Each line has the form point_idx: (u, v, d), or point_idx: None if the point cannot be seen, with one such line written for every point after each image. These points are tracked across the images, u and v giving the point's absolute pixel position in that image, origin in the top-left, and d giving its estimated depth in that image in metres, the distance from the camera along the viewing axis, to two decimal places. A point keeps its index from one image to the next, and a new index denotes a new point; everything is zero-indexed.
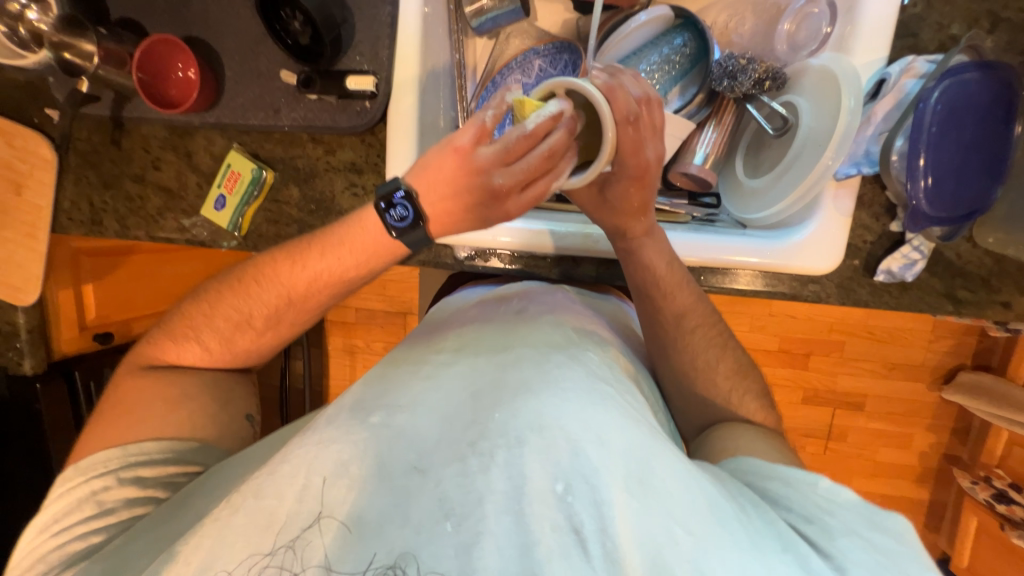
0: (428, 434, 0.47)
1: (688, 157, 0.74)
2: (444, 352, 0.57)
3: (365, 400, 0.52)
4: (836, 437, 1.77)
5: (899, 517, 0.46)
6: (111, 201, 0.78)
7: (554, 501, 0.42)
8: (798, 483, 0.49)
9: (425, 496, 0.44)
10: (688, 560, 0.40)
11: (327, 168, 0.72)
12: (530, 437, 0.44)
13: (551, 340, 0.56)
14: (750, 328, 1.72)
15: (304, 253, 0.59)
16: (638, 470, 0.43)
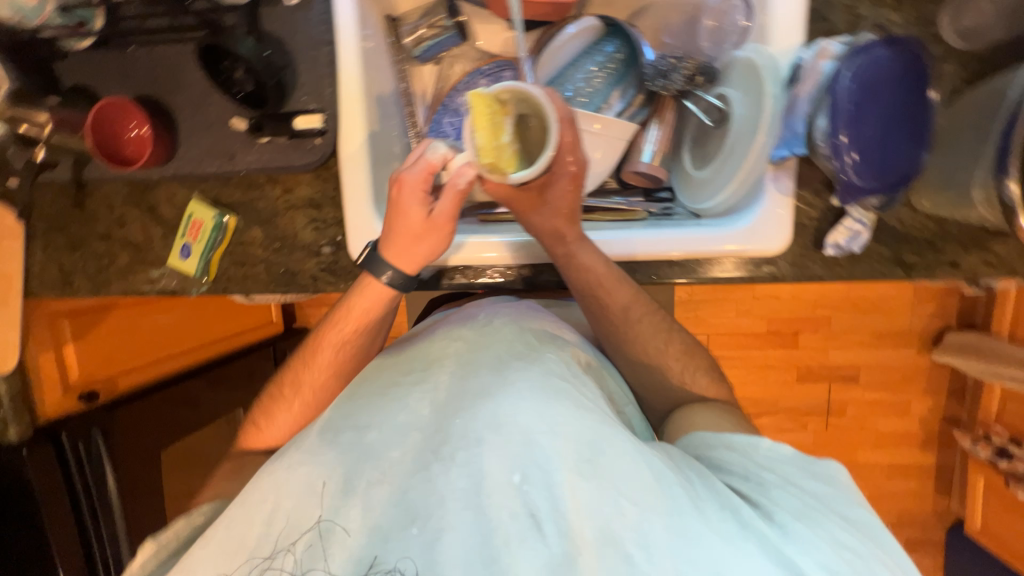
0: (389, 445, 0.48)
1: (636, 156, 0.78)
2: (411, 363, 0.56)
3: (331, 419, 0.53)
4: (836, 412, 1.77)
5: (832, 464, 0.50)
6: (80, 261, 0.79)
7: (510, 492, 0.44)
8: (742, 447, 0.52)
9: (392, 506, 0.45)
10: (637, 529, 0.41)
11: (288, 206, 0.74)
12: (487, 436, 0.46)
13: (514, 346, 0.56)
14: (737, 313, 1.74)
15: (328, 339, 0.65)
16: (588, 451, 0.44)
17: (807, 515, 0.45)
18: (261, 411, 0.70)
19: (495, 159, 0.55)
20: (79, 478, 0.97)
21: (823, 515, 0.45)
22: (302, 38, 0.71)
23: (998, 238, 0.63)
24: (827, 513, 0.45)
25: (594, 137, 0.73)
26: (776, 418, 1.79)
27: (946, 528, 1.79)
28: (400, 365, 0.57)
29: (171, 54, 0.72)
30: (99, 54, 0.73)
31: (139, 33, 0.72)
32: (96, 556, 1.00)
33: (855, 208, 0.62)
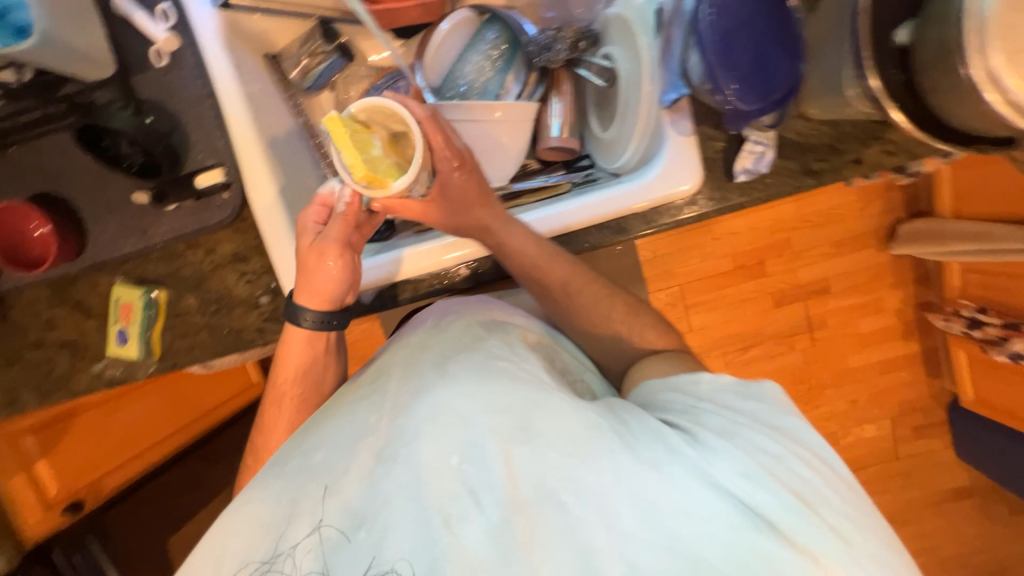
0: (333, 458, 0.50)
1: (545, 133, 0.78)
2: (359, 382, 0.58)
3: (284, 450, 0.54)
4: (818, 326, 1.82)
5: (765, 386, 0.54)
6: (19, 375, 0.77)
7: (449, 474, 0.46)
8: (685, 386, 0.56)
9: (338, 516, 0.46)
10: (569, 479, 0.44)
11: (215, 266, 0.73)
12: (423, 427, 0.48)
13: (455, 338, 0.58)
14: (702, 257, 1.77)
15: (289, 400, 0.67)
16: (520, 420, 0.47)
17: (737, 433, 0.49)
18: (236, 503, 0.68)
19: (371, 172, 0.55)
20: None
21: (752, 431, 0.49)
22: (182, 98, 0.70)
23: (889, 127, 0.66)
24: (753, 428, 0.49)
25: (497, 124, 0.74)
26: (764, 347, 1.83)
27: (947, 407, 1.85)
28: (350, 388, 0.59)
29: (54, 145, 0.71)
30: None
31: (15, 132, 0.70)
32: None
33: (750, 130, 0.63)
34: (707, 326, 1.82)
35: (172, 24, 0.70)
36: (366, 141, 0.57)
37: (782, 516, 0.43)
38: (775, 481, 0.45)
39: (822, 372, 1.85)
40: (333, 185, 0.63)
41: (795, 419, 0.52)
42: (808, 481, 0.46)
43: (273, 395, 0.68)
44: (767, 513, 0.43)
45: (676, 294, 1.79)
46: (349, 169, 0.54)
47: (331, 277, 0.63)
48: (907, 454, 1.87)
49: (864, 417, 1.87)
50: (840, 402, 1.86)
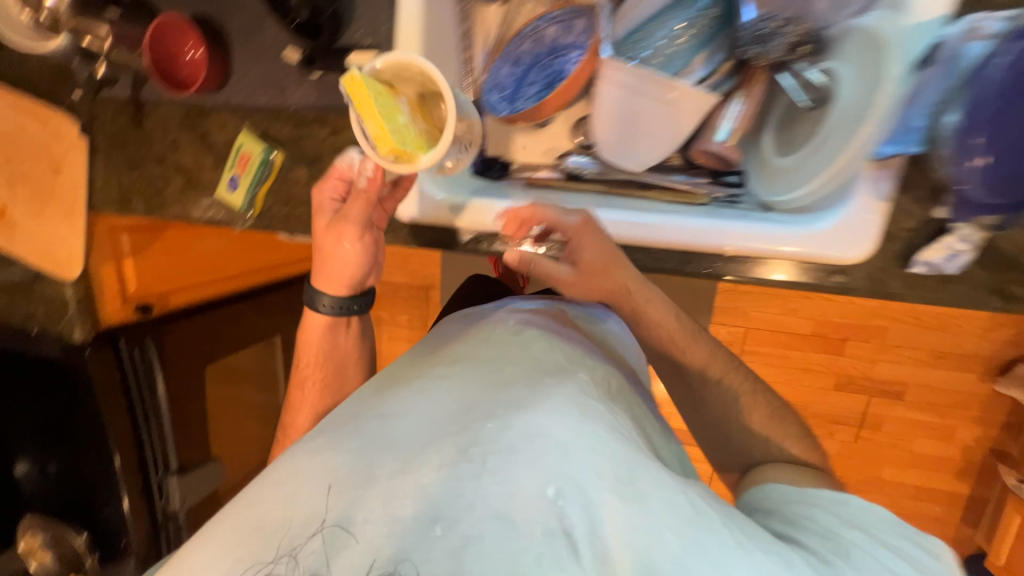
0: (411, 439, 0.49)
1: (710, 133, 0.70)
2: (433, 365, 0.57)
3: (354, 414, 0.54)
4: (870, 427, 1.69)
5: (939, 542, 0.53)
6: (137, 181, 0.82)
7: (547, 507, 0.44)
8: (827, 503, 0.57)
9: (415, 506, 0.45)
10: (676, 561, 0.43)
11: (334, 149, 0.72)
12: (520, 444, 0.46)
13: (549, 355, 0.57)
14: (782, 310, 1.64)
15: (310, 381, 0.84)
16: (627, 473, 0.46)
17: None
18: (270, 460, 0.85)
19: (396, 145, 0.57)
20: (132, 379, 1.05)
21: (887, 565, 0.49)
22: None
23: None
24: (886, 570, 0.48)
25: (659, 106, 0.67)
26: (802, 422, 1.73)
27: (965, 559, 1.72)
28: (423, 364, 0.59)
29: None
30: None
31: None
32: (145, 450, 1.09)
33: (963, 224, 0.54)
34: None
35: None
36: (394, 106, 0.58)
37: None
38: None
39: (852, 471, 1.74)
40: (351, 161, 0.69)
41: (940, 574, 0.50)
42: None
43: (299, 377, 0.85)
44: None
45: (737, 335, 1.70)
46: (375, 139, 0.57)
47: (350, 258, 0.74)
48: None
49: None
50: None
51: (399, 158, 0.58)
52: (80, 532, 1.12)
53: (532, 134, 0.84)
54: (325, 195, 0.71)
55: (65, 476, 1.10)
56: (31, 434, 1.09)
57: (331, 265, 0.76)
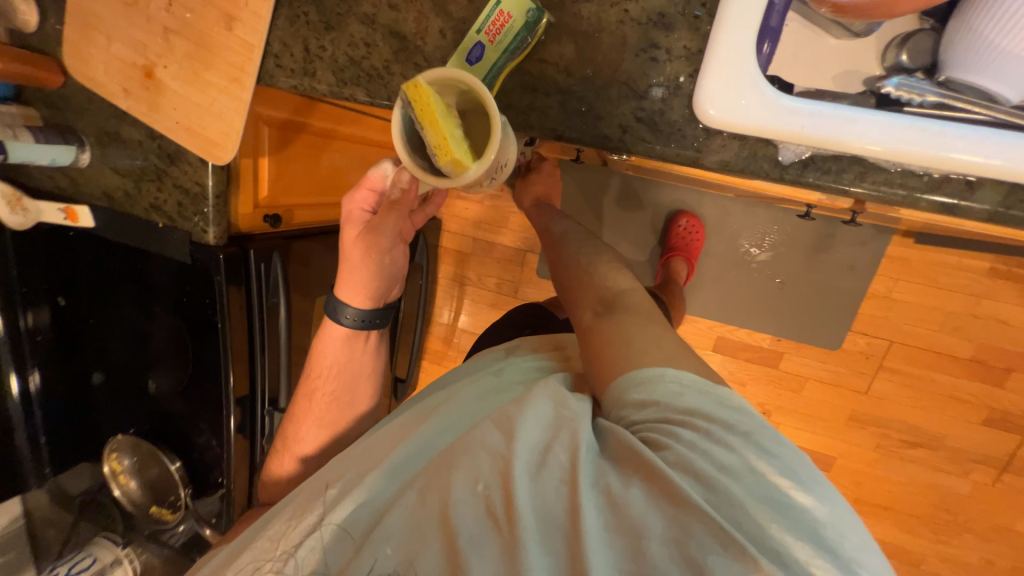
0: (378, 478, 0.60)
1: None
2: (402, 417, 0.73)
3: (326, 469, 0.69)
4: (1014, 471, 1.50)
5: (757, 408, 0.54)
6: (329, 46, 0.65)
7: (473, 499, 0.51)
8: (685, 389, 0.54)
9: (364, 531, 0.57)
10: (580, 519, 0.47)
11: (622, 21, 0.55)
12: (454, 450, 0.56)
13: (480, 390, 0.70)
14: (939, 327, 1.45)
15: (321, 393, 0.83)
16: (546, 461, 0.51)
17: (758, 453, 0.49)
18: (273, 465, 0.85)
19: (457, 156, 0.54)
20: (256, 298, 0.90)
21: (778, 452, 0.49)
22: None
23: None
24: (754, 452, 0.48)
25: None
26: (933, 455, 1.55)
27: None
28: (406, 415, 0.74)
29: None
30: None
31: None
32: (258, 381, 0.95)
33: None
34: (885, 398, 1.55)
35: None
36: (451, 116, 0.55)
37: (792, 543, 0.44)
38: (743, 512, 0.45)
39: (978, 516, 1.56)
40: (385, 172, 0.76)
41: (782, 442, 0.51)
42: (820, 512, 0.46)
43: (310, 386, 0.84)
44: (751, 530, 0.44)
45: (879, 347, 1.52)
46: (435, 150, 0.54)
47: (381, 266, 0.78)
48: None
49: None
50: (973, 554, 1.59)
51: (452, 168, 0.55)
52: (176, 459, 0.99)
53: (826, 50, 0.65)
54: (359, 205, 0.77)
55: (166, 395, 0.97)
56: (136, 344, 0.97)
57: (350, 277, 0.79)
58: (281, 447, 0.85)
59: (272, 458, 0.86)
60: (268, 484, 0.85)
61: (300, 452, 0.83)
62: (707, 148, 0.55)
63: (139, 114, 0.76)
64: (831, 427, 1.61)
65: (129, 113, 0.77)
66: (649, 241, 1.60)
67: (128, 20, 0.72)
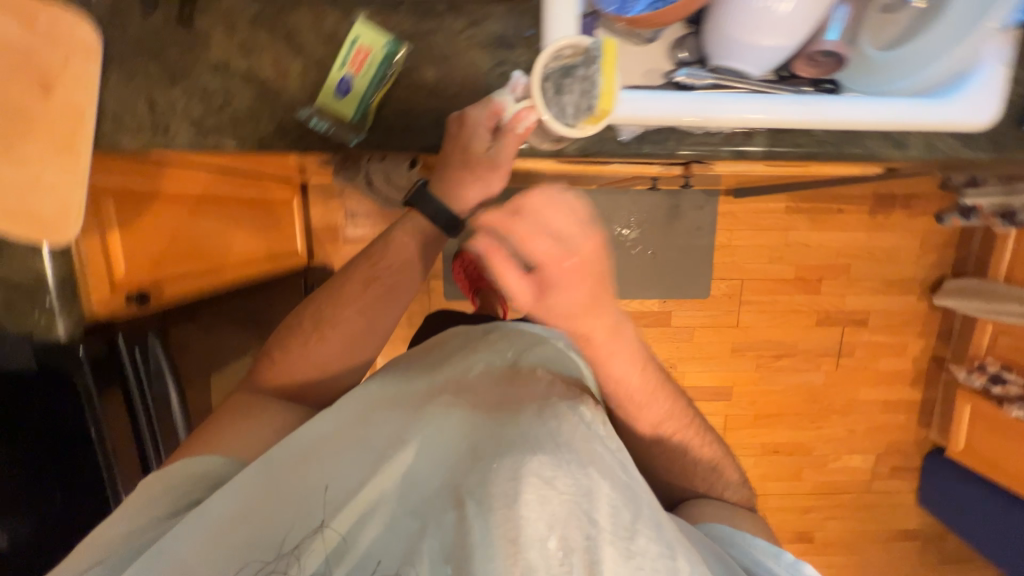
0: (428, 479, 0.61)
1: (820, 34, 0.75)
2: (445, 399, 0.69)
3: (366, 445, 0.65)
4: (846, 354, 1.94)
5: None
6: (181, 99, 0.62)
7: (548, 559, 0.53)
8: (767, 552, 0.68)
9: (423, 523, 0.58)
10: None
11: (471, 44, 0.62)
12: (529, 493, 0.55)
13: (550, 399, 0.67)
14: (769, 260, 1.84)
15: (375, 283, 0.78)
16: (623, 520, 0.56)
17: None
18: (280, 345, 0.79)
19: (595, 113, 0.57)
20: (136, 387, 0.79)
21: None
22: None
23: None
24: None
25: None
26: (794, 360, 1.94)
27: (923, 456, 2.03)
28: (453, 392, 0.71)
29: None
30: None
31: None
32: None
33: None
34: (751, 326, 1.89)
35: None
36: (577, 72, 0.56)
37: None
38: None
39: (836, 398, 1.98)
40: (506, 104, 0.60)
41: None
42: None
43: (361, 276, 0.79)
44: None
45: (735, 287, 1.85)
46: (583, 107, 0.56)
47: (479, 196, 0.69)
48: (879, 489, 2.07)
49: (855, 448, 2.04)
50: (840, 428, 2.02)
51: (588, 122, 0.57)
52: None
53: (631, 55, 0.82)
54: (479, 121, 0.61)
55: (26, 547, 0.77)
56: None
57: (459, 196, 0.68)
58: (305, 329, 0.78)
59: (286, 338, 0.79)
60: (263, 372, 0.79)
61: (323, 348, 0.78)
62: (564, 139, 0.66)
63: None
64: (721, 362, 1.91)
65: None
66: None
67: None
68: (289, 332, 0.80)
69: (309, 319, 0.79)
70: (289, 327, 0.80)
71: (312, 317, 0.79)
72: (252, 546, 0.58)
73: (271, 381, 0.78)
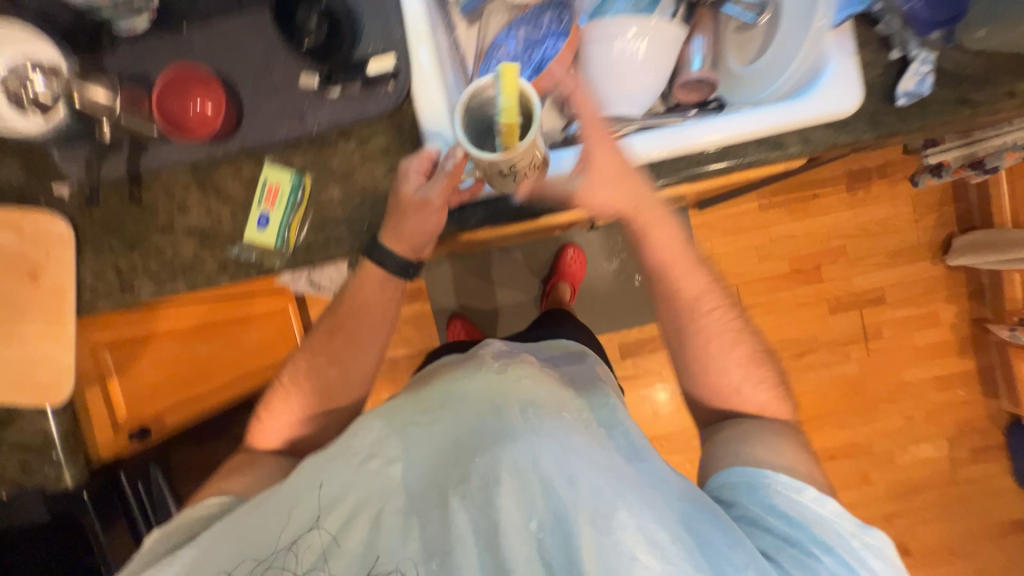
0: (416, 483, 0.64)
1: (685, 67, 0.82)
2: (432, 412, 0.71)
3: (356, 457, 0.67)
4: (873, 336, 1.82)
5: (876, 535, 0.62)
6: (140, 261, 0.74)
7: (528, 535, 0.58)
8: (791, 490, 0.65)
9: (409, 518, 0.61)
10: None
11: (365, 159, 0.72)
12: (505, 479, 0.60)
13: (531, 399, 0.69)
14: (759, 259, 1.80)
15: (342, 330, 0.82)
16: (601, 499, 0.58)
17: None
18: (274, 399, 0.85)
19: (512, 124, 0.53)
20: None
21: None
22: None
23: None
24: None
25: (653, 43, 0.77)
26: (818, 355, 1.83)
27: (1002, 430, 1.82)
28: (441, 399, 0.73)
29: (227, 20, 0.69)
30: (154, 41, 0.69)
31: (192, 14, 0.69)
32: None
33: (915, 49, 0.66)
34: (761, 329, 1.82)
35: None
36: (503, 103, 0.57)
37: None
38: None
39: (879, 385, 1.83)
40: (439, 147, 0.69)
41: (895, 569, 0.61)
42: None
43: (331, 325, 0.83)
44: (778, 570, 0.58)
45: None
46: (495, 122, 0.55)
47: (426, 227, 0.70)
48: (966, 479, 1.84)
49: (921, 436, 1.84)
50: (896, 418, 1.84)
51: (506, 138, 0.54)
52: None
53: None
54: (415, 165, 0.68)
55: None
56: None
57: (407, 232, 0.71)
58: (285, 384, 0.85)
59: (273, 398, 0.86)
60: (259, 430, 0.85)
61: (302, 401, 0.83)
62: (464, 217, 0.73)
63: None
64: None
65: None
66: (523, 297, 1.78)
67: None
68: (278, 392, 0.86)
69: (290, 377, 0.85)
70: (281, 383, 0.86)
71: (296, 370, 0.85)
72: (245, 547, 0.61)
73: (265, 437, 0.84)
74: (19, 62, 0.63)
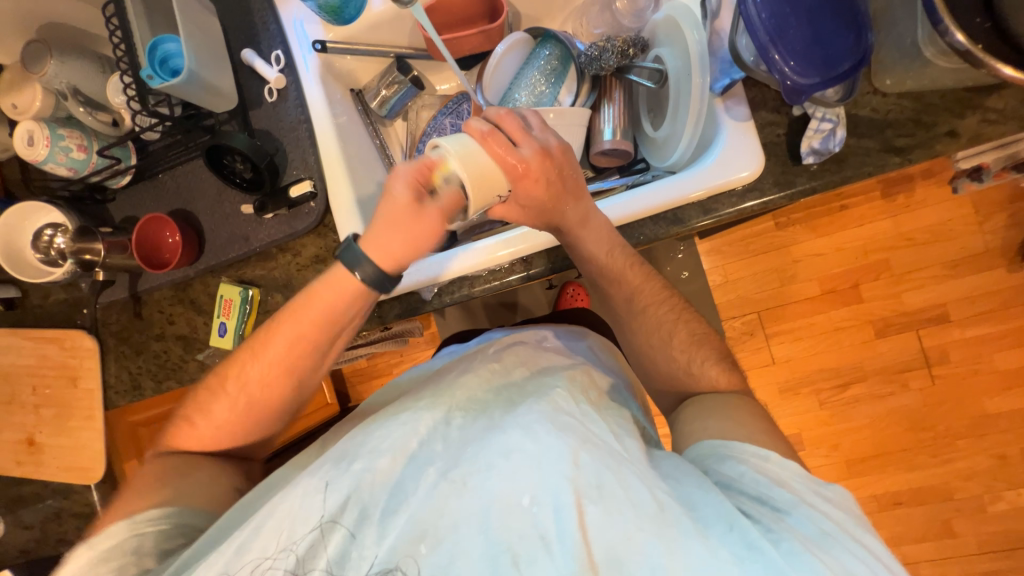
0: (406, 473, 0.57)
1: (598, 138, 0.81)
2: (420, 398, 0.66)
3: (336, 452, 0.60)
4: (938, 361, 1.56)
5: (836, 488, 0.57)
6: (143, 364, 0.90)
7: (526, 515, 0.52)
8: (757, 460, 0.58)
9: (398, 516, 0.53)
10: (641, 557, 0.49)
11: (299, 268, 0.82)
12: (498, 462, 0.54)
13: (518, 391, 0.67)
14: (783, 282, 1.63)
15: (291, 344, 0.66)
16: (592, 478, 0.53)
17: (823, 541, 0.51)
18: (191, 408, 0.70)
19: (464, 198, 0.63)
20: None
21: (846, 542, 0.51)
22: (282, 125, 0.79)
23: (989, 93, 0.59)
24: (840, 542, 0.51)
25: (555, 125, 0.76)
26: (868, 385, 1.60)
27: None
28: (425, 394, 0.67)
29: (185, 164, 0.82)
30: (137, 186, 0.84)
31: (161, 164, 0.82)
32: None
33: (813, 108, 0.61)
34: (793, 359, 1.64)
35: (281, 66, 0.78)
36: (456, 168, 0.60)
37: (839, 562, 0.49)
38: (841, 538, 0.51)
39: (953, 419, 1.55)
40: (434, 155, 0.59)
41: (868, 531, 0.54)
42: (871, 574, 0.49)
43: (269, 325, 0.67)
44: (772, 532, 0.51)
45: (754, 322, 1.66)
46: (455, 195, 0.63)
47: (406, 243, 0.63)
48: None
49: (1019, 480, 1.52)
50: (981, 457, 1.54)
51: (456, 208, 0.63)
52: None
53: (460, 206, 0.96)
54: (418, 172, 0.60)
55: None
56: None
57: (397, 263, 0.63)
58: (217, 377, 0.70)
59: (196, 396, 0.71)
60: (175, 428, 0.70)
61: (238, 398, 0.68)
62: (382, 312, 0.80)
63: (31, 475, 0.97)
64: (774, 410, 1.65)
65: (24, 477, 0.98)
66: None
67: (7, 414, 0.97)
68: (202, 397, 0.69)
69: (220, 400, 0.68)
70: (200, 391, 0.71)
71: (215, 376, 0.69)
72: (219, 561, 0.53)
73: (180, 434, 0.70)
74: (39, 227, 0.81)
